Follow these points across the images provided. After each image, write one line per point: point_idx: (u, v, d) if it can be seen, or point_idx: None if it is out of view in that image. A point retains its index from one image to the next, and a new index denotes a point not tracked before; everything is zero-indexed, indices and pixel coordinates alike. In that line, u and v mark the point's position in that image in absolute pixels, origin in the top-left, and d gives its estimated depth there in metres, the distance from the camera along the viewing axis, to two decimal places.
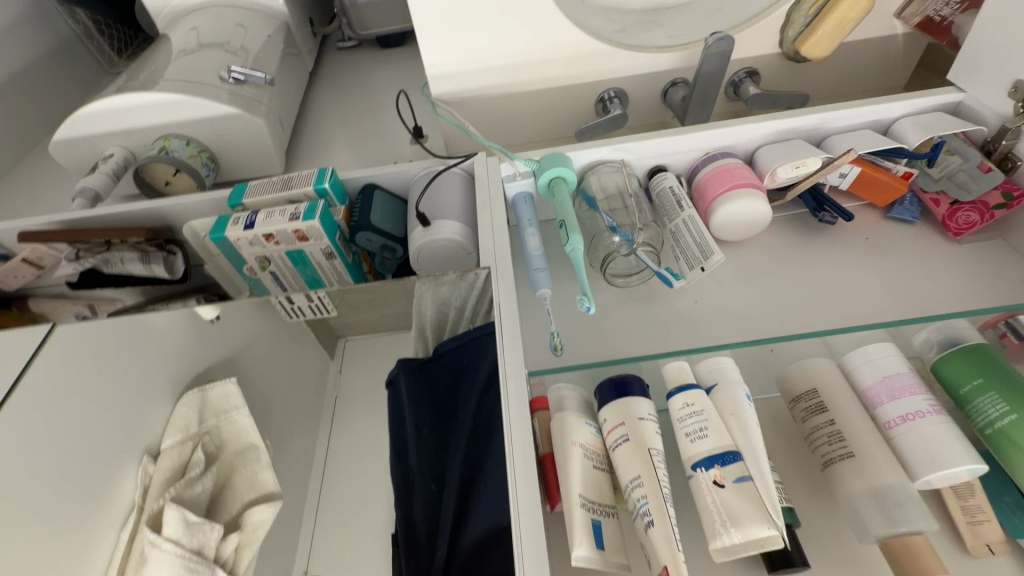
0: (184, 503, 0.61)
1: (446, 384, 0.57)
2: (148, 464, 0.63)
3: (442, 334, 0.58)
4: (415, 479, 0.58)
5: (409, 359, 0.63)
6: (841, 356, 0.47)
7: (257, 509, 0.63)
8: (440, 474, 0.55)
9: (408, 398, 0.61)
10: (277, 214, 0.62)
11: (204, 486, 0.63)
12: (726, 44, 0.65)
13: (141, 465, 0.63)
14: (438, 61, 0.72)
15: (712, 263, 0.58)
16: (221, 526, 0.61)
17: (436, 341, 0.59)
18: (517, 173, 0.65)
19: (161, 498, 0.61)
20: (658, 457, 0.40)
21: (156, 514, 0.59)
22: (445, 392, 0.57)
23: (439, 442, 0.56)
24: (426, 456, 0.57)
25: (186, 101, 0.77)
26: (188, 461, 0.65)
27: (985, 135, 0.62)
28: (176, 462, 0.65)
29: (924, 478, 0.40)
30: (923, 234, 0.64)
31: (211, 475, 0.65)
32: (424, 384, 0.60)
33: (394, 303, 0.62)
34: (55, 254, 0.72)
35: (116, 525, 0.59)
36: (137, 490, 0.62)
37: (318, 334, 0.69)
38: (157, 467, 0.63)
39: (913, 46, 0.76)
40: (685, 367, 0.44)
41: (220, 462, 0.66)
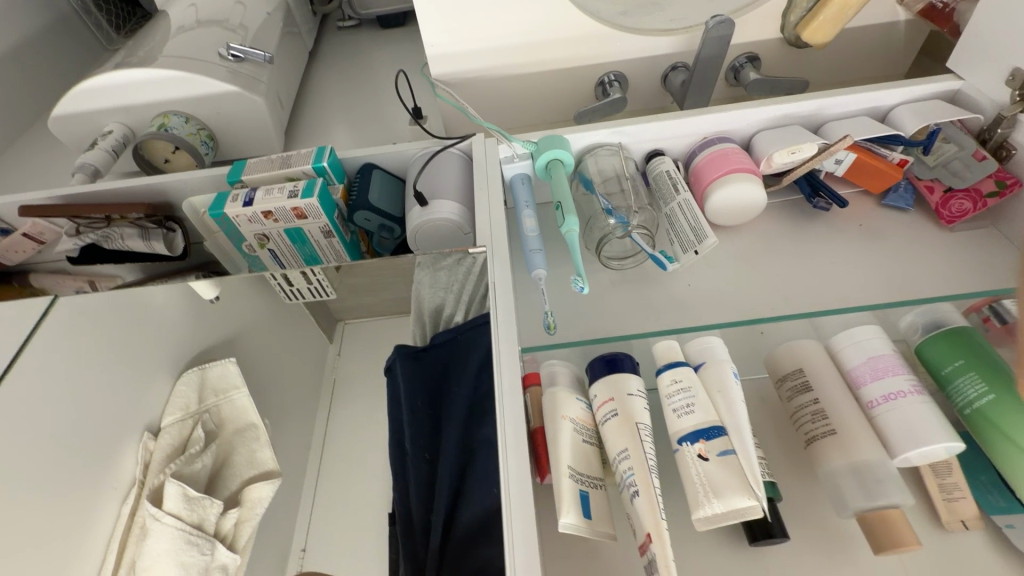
0: (185, 479, 0.64)
1: (441, 369, 0.59)
2: (149, 440, 0.67)
3: (438, 326, 0.61)
4: (410, 465, 0.59)
5: (406, 343, 0.64)
6: (828, 338, 0.48)
7: (255, 487, 0.66)
8: (436, 457, 0.56)
9: (406, 384, 0.63)
10: (276, 190, 0.63)
11: (204, 463, 0.66)
12: (727, 28, 0.64)
13: (142, 441, 0.66)
14: (438, 41, 0.72)
15: (706, 246, 0.59)
16: (221, 501, 0.64)
17: (434, 332, 0.61)
18: (515, 155, 0.66)
19: (162, 473, 0.64)
20: (645, 431, 0.42)
21: (157, 489, 0.63)
22: (438, 380, 0.59)
23: (434, 426, 0.58)
24: (421, 438, 0.59)
25: (185, 77, 0.77)
26: (189, 439, 0.68)
27: (981, 123, 0.62)
28: (177, 437, 0.68)
29: (902, 456, 0.41)
30: (916, 222, 0.64)
31: (210, 453, 0.67)
32: (420, 369, 0.62)
33: (392, 288, 0.64)
34: (55, 229, 0.71)
35: (118, 498, 0.63)
36: (137, 467, 0.65)
37: (317, 317, 0.70)
38: (158, 443, 0.67)
39: (914, 34, 0.76)
40: (674, 346, 0.45)
41: (220, 441, 0.69)
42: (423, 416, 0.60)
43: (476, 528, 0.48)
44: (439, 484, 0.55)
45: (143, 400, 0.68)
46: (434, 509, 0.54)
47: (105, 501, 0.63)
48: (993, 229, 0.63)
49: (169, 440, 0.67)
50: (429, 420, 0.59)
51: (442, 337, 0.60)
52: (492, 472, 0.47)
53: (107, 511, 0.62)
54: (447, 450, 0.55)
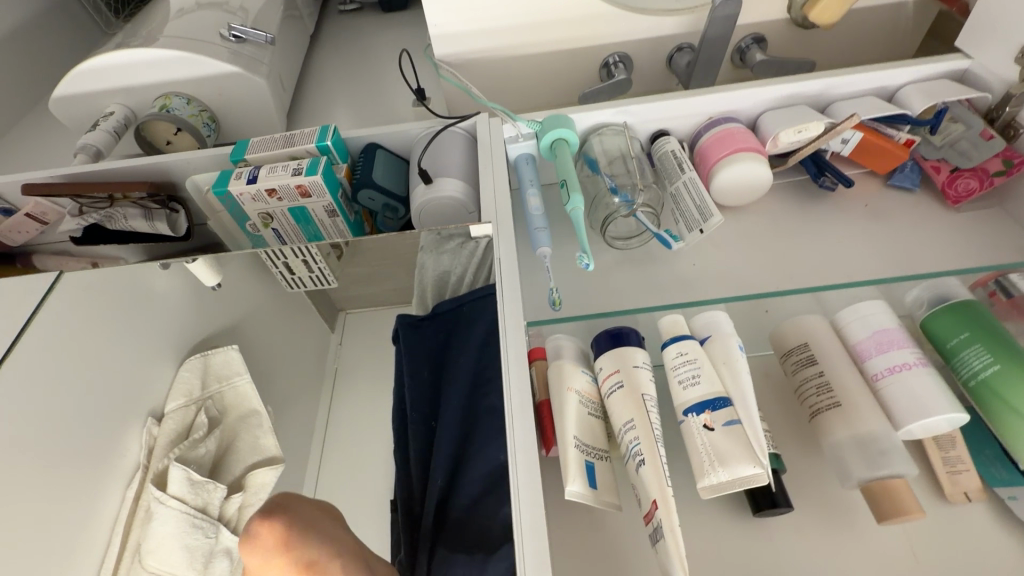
0: (189, 463, 0.68)
1: (443, 339, 0.60)
2: (153, 426, 0.69)
3: (443, 294, 0.61)
4: (410, 430, 0.60)
5: (413, 315, 0.64)
6: (834, 313, 0.48)
7: (261, 472, 0.65)
8: (434, 422, 0.58)
9: (406, 352, 0.63)
10: (280, 168, 0.62)
11: (207, 448, 0.69)
12: (732, 6, 0.64)
13: (146, 426, 0.69)
14: (441, 20, 0.71)
15: (711, 224, 0.58)
16: (225, 486, 0.66)
17: (437, 300, 0.61)
18: (519, 135, 0.65)
19: (166, 458, 0.68)
20: (651, 402, 0.42)
21: (162, 472, 0.67)
22: (440, 350, 0.60)
23: (434, 393, 0.59)
24: (422, 403, 0.60)
25: (187, 58, 0.76)
26: (192, 424, 0.71)
27: (989, 102, 0.62)
28: (181, 423, 0.70)
29: (907, 427, 0.42)
30: (922, 202, 0.64)
31: (213, 439, 0.70)
32: (421, 337, 0.63)
33: (399, 271, 0.63)
34: (58, 209, 0.71)
35: (123, 481, 0.66)
36: (142, 451, 0.68)
37: (319, 306, 0.69)
38: (162, 429, 0.69)
39: (922, 14, 0.75)
40: (680, 320, 0.45)
41: (223, 426, 0.71)
42: (423, 386, 0.61)
43: (481, 503, 0.48)
44: (438, 450, 0.56)
45: (147, 384, 0.71)
46: (432, 474, 0.56)
47: (109, 485, 0.65)
48: (999, 209, 0.62)
49: (172, 427, 0.70)
50: (428, 387, 0.60)
51: (446, 305, 0.60)
52: (496, 444, 0.47)
53: (113, 492, 0.65)
54: (447, 416, 0.56)
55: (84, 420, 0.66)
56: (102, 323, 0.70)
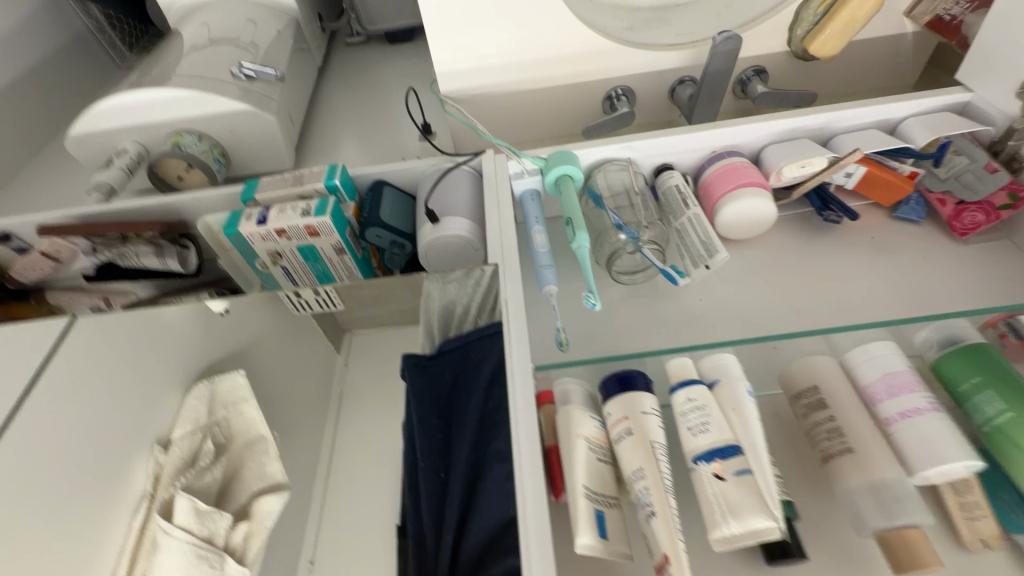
0: (195, 493, 0.60)
1: (452, 377, 0.57)
2: (160, 453, 0.63)
3: (448, 331, 0.59)
4: (418, 475, 0.55)
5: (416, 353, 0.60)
6: (843, 354, 0.48)
7: (266, 500, 0.62)
8: (444, 469, 0.54)
9: (414, 392, 0.58)
10: (288, 209, 0.63)
11: (214, 476, 0.62)
12: (733, 44, 0.65)
13: (153, 454, 0.63)
14: (447, 58, 0.73)
15: (717, 261, 0.59)
16: (230, 515, 0.59)
17: (442, 338, 0.59)
18: (524, 171, 0.66)
19: (172, 487, 0.60)
20: (660, 450, 0.42)
21: (167, 502, 0.59)
22: (452, 392, 0.57)
23: (446, 440, 0.55)
24: (435, 454, 0.54)
25: (198, 97, 0.78)
26: (199, 451, 0.64)
27: (992, 135, 0.62)
28: (188, 450, 0.64)
29: (922, 474, 0.41)
30: (929, 234, 0.64)
31: (220, 466, 0.63)
32: (430, 380, 0.58)
33: (402, 299, 0.65)
34: (72, 247, 0.72)
35: (131, 510, 0.60)
36: (147, 482, 0.62)
37: (325, 328, 0.74)
38: (168, 456, 0.63)
39: (922, 46, 0.76)
40: (687, 363, 0.45)
41: (230, 455, 0.65)
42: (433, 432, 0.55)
43: (492, 546, 0.47)
44: (449, 498, 0.52)
45: None
46: (443, 522, 0.51)
47: (118, 513, 0.60)
48: (1007, 241, 0.62)
49: (177, 455, 0.63)
50: (436, 433, 0.55)
51: (452, 345, 0.58)
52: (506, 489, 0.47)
53: (120, 523, 0.59)
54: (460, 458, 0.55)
55: None
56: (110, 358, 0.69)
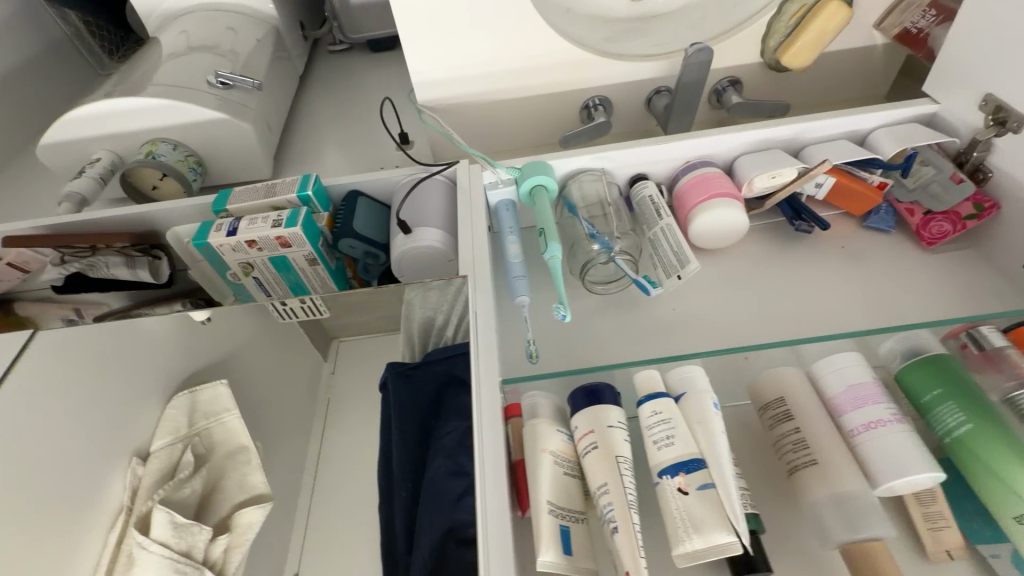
0: (172, 505, 0.63)
1: (433, 390, 0.58)
2: (137, 465, 0.66)
3: (428, 342, 0.60)
4: (396, 485, 0.60)
5: (401, 360, 0.64)
6: (810, 364, 0.48)
7: (245, 512, 0.64)
8: (421, 479, 0.56)
9: (401, 401, 0.62)
10: (259, 220, 0.63)
11: (193, 488, 0.65)
12: (705, 54, 0.66)
13: (131, 466, 0.66)
14: (424, 67, 0.73)
15: (689, 272, 0.59)
16: (210, 528, 0.62)
17: (423, 350, 0.61)
18: (499, 181, 0.66)
19: (150, 500, 0.63)
20: (625, 465, 0.41)
21: (145, 516, 0.62)
22: (432, 402, 0.58)
23: (420, 450, 0.58)
24: (407, 461, 0.59)
25: (174, 105, 0.78)
26: (178, 463, 0.67)
27: (958, 146, 0.63)
28: (167, 462, 0.67)
29: (885, 485, 0.41)
30: (899, 243, 0.65)
31: (199, 478, 0.66)
32: (412, 388, 0.62)
33: (384, 307, 0.64)
34: (40, 258, 0.70)
35: (105, 526, 0.62)
36: (125, 493, 0.64)
37: (311, 336, 0.71)
38: (147, 469, 0.66)
39: (893, 57, 0.77)
40: (654, 376, 0.45)
41: (210, 465, 0.68)
42: (411, 439, 0.60)
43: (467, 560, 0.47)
44: (423, 510, 0.54)
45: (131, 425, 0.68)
46: (421, 531, 0.54)
47: (93, 528, 0.61)
48: (974, 251, 0.63)
49: (155, 468, 0.66)
50: (414, 440, 0.60)
51: (434, 355, 0.58)
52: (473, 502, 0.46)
53: (94, 538, 0.61)
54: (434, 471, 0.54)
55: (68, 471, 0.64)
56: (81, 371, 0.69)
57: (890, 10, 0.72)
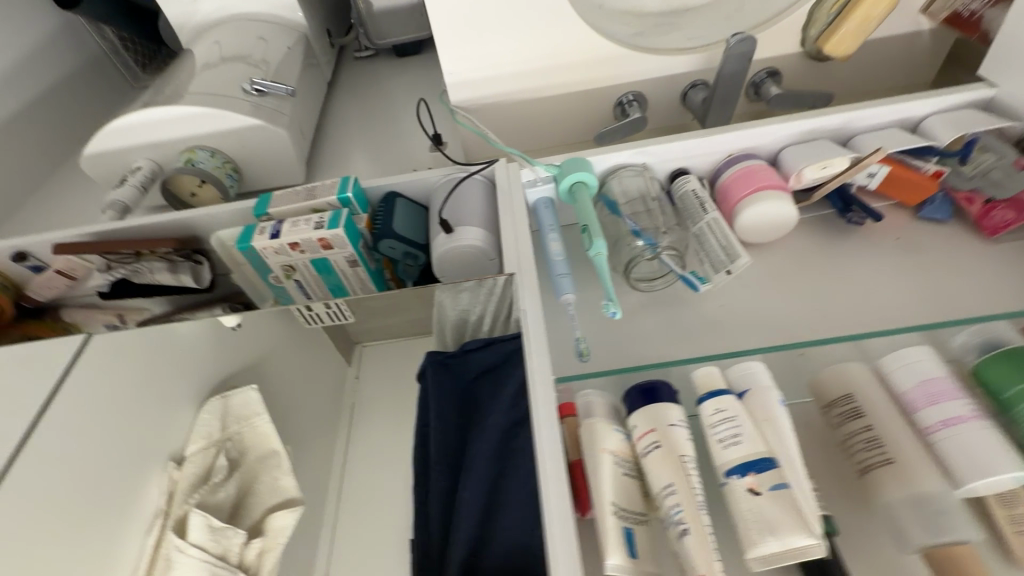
0: (207, 509, 0.61)
1: (478, 378, 0.56)
2: (173, 470, 0.64)
3: (462, 339, 0.60)
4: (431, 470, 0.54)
5: (435, 350, 0.62)
6: (875, 360, 0.46)
7: (279, 515, 0.61)
8: (461, 470, 0.52)
9: (436, 393, 0.57)
10: (302, 222, 0.63)
11: (226, 492, 0.63)
12: (748, 45, 0.63)
13: (167, 471, 0.64)
14: (458, 68, 0.73)
15: (739, 266, 0.58)
16: (244, 531, 0.60)
17: (457, 343, 0.60)
18: (538, 178, 0.65)
19: (186, 503, 0.61)
20: (690, 464, 0.40)
21: (181, 520, 0.59)
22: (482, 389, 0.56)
23: (461, 438, 0.54)
24: (448, 455, 0.53)
25: (212, 113, 0.79)
26: (212, 467, 0.64)
27: (1020, 131, 0.61)
28: (201, 465, 0.65)
29: (969, 486, 0.39)
30: (957, 233, 0.62)
31: (234, 481, 0.64)
32: (450, 377, 0.57)
33: (420, 306, 0.63)
34: (86, 265, 0.72)
35: (142, 531, 0.60)
36: (161, 496, 0.62)
37: (333, 338, 0.71)
38: (182, 473, 0.64)
39: (941, 42, 0.75)
40: (714, 373, 0.44)
41: (243, 469, 0.65)
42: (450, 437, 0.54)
43: (519, 556, 0.45)
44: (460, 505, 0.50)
45: (167, 432, 0.67)
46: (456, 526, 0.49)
47: (130, 530, 0.60)
48: None
49: (190, 471, 0.64)
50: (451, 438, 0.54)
51: (474, 349, 0.58)
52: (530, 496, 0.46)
53: (134, 541, 0.60)
54: (475, 462, 0.51)
55: (101, 474, 0.63)
56: (122, 376, 0.70)
57: None
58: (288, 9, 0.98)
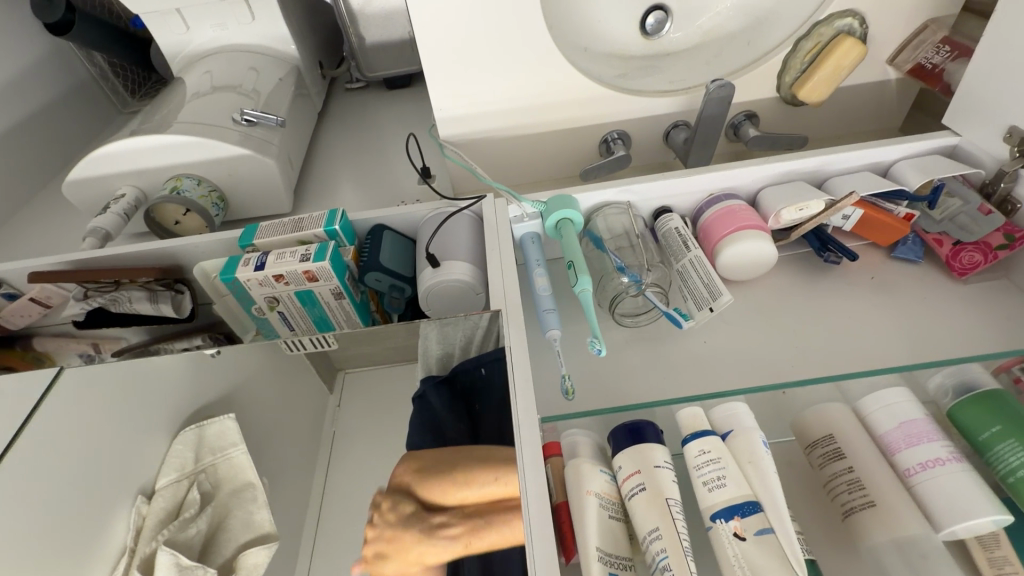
0: (177, 546, 0.70)
1: (459, 395, 0.55)
2: (142, 504, 0.73)
3: (447, 364, 0.58)
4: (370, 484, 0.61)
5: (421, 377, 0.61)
6: (856, 401, 0.48)
7: (252, 553, 0.70)
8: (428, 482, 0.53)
9: (443, 411, 0.57)
10: (288, 254, 0.62)
11: (198, 527, 0.72)
12: (727, 90, 0.66)
13: (136, 505, 0.73)
14: (446, 105, 0.74)
15: (722, 303, 0.58)
16: (215, 569, 0.69)
17: (441, 371, 0.58)
18: (525, 214, 0.66)
19: (154, 540, 0.71)
20: (676, 507, 0.41)
21: (149, 557, 0.69)
22: (458, 412, 0.54)
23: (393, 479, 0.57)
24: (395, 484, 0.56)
25: (200, 141, 0.78)
26: (184, 501, 0.74)
27: (983, 177, 0.64)
28: (171, 500, 0.74)
29: (949, 529, 0.40)
30: (928, 274, 0.64)
31: (205, 517, 0.73)
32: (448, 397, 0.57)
33: (402, 335, 0.63)
34: (63, 293, 0.69)
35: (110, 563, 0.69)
36: (129, 532, 0.71)
37: (318, 369, 0.70)
38: (151, 508, 0.73)
39: (907, 90, 0.79)
40: (699, 414, 0.45)
41: (215, 503, 0.74)
42: (388, 512, 0.56)
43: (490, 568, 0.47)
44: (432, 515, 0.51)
45: (144, 460, 0.76)
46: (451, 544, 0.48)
47: (100, 561, 0.69)
48: (1005, 280, 0.63)
49: (169, 499, 0.74)
50: (388, 506, 0.56)
51: (457, 376, 0.56)
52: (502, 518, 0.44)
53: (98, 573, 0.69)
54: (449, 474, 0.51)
55: (84, 496, 0.72)
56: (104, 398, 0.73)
57: (904, 46, 0.73)
58: (281, 42, 0.99)
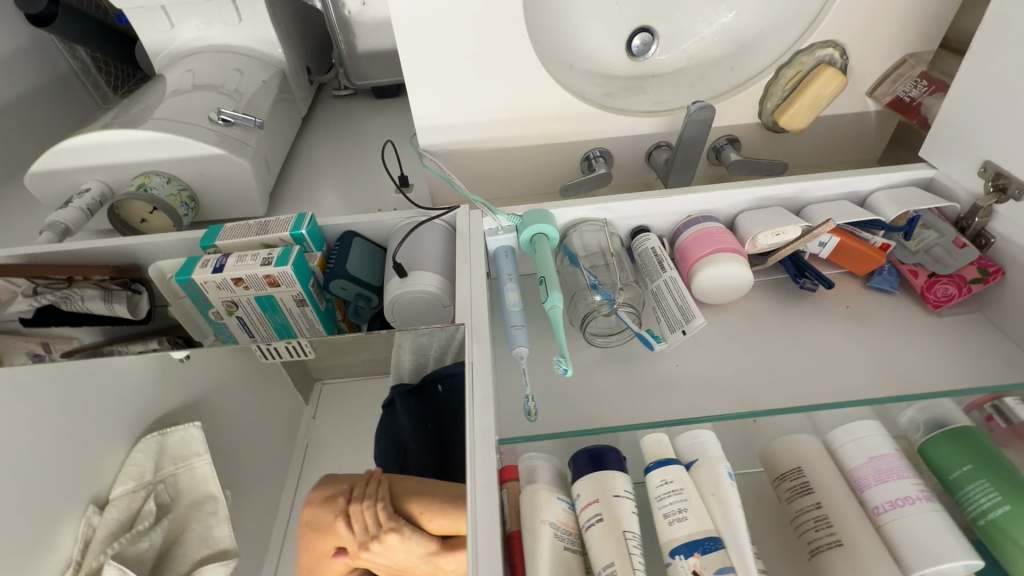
0: (126, 560, 0.65)
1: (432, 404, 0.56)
2: (93, 514, 0.68)
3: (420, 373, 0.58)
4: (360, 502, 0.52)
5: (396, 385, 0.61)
6: (826, 433, 0.46)
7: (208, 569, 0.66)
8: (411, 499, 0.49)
9: (407, 422, 0.59)
10: (249, 257, 0.60)
11: (151, 541, 0.67)
12: (708, 112, 0.66)
13: (86, 515, 0.68)
14: (426, 113, 0.73)
15: (695, 326, 0.57)
16: None
17: (414, 378, 0.59)
18: (499, 227, 0.64)
19: (103, 553, 0.65)
20: (634, 541, 0.39)
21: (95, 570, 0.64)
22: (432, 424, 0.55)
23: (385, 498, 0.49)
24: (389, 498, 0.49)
25: (172, 138, 0.76)
26: (139, 512, 0.69)
27: (958, 211, 0.63)
28: (125, 511, 0.69)
29: (917, 573, 0.39)
30: (903, 306, 0.64)
31: (160, 530, 0.68)
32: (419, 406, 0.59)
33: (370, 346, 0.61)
34: (10, 287, 0.65)
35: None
36: (76, 545, 0.66)
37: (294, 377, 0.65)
38: (102, 519, 0.68)
39: (886, 122, 0.79)
40: (663, 441, 0.43)
41: (174, 515, 0.69)
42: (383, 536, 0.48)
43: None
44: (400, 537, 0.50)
45: (99, 466, 0.71)
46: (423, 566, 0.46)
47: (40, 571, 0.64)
48: (977, 316, 0.62)
49: (122, 509, 0.69)
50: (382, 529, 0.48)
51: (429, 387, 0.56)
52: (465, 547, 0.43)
53: None
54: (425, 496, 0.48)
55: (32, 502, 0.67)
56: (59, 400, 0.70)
57: (882, 79, 0.74)
58: (268, 45, 0.98)
